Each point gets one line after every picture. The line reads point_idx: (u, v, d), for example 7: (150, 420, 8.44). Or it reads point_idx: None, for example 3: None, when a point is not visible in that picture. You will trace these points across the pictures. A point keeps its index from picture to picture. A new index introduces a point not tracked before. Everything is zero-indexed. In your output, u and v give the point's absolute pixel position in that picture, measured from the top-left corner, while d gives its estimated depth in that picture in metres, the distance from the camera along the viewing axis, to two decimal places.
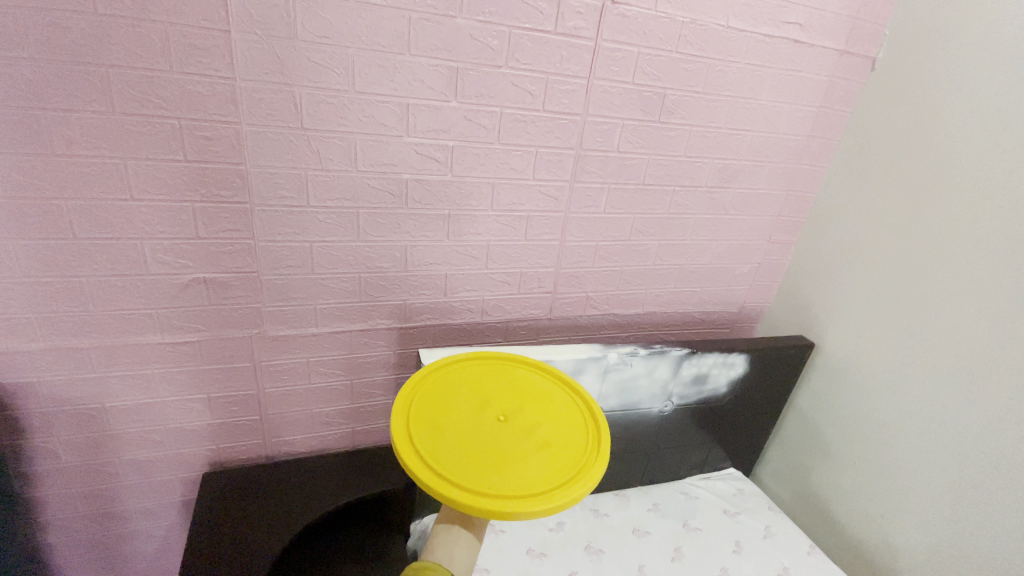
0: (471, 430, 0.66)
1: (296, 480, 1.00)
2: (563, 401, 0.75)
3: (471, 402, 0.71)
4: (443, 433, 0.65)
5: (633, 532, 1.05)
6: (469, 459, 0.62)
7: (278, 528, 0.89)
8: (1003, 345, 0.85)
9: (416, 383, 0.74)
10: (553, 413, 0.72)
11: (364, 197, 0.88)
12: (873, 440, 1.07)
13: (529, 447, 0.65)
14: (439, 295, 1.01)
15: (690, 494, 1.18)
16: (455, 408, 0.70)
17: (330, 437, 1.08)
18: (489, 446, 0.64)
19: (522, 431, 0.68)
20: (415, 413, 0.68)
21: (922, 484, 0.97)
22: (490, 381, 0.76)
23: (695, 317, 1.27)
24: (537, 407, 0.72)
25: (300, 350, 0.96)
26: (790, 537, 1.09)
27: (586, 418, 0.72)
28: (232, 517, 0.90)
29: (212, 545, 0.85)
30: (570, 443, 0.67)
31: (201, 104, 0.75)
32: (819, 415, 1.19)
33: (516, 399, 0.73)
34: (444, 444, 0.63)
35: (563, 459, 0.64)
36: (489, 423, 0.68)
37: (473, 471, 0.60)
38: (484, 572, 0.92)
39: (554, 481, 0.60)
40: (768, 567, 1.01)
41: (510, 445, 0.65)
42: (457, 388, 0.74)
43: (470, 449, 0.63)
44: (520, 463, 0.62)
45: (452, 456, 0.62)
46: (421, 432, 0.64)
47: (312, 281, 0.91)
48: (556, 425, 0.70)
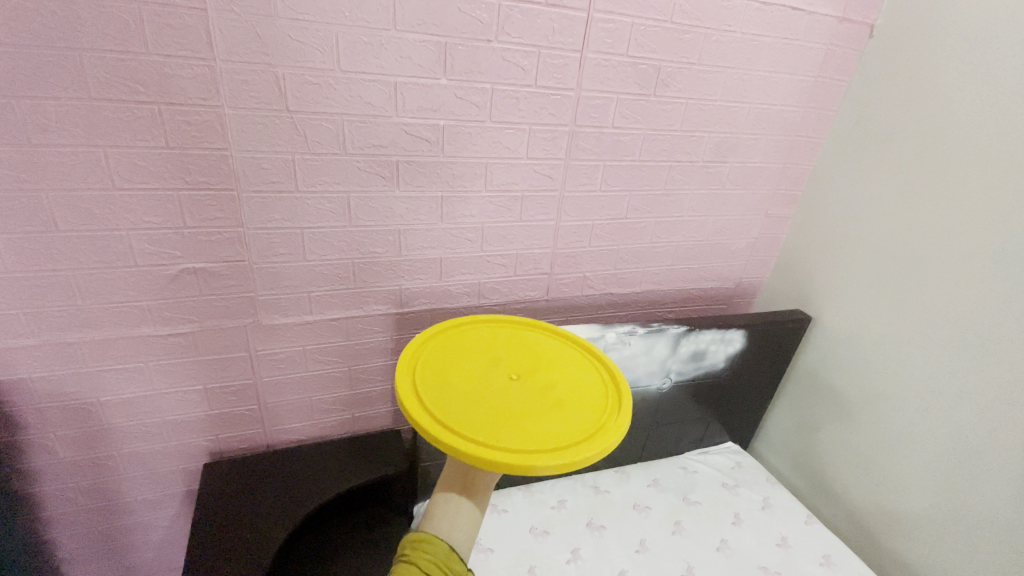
0: (487, 393, 0.67)
1: (299, 467, 1.00)
2: (581, 366, 0.76)
3: (483, 365, 0.73)
4: (455, 391, 0.66)
5: (634, 508, 1.07)
6: (484, 416, 0.63)
7: (281, 516, 0.90)
8: (999, 311, 0.86)
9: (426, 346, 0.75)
10: (570, 375, 0.73)
11: (354, 180, 0.86)
12: (869, 410, 1.08)
13: (545, 407, 0.66)
14: (434, 279, 1.00)
15: (690, 468, 1.20)
16: (466, 370, 0.71)
17: (330, 423, 1.08)
18: (503, 404, 0.65)
19: (537, 392, 0.69)
20: (424, 372, 0.69)
21: (918, 451, 0.99)
22: (503, 346, 0.77)
23: (692, 294, 1.27)
24: (552, 372, 0.73)
25: (296, 338, 0.95)
26: (787, 507, 1.11)
27: (605, 381, 0.73)
28: (235, 508, 0.90)
29: (216, 538, 0.85)
30: (589, 402, 0.68)
31: (181, 89, 0.73)
32: (816, 387, 1.20)
33: (527, 362, 0.74)
34: (456, 402, 0.64)
35: (581, 417, 0.65)
36: (504, 386, 0.68)
37: (494, 429, 0.61)
38: (488, 551, 0.93)
39: (578, 437, 0.61)
40: (766, 536, 1.04)
41: (525, 405, 0.66)
42: (468, 353, 0.75)
43: (487, 410, 0.64)
44: (536, 422, 0.63)
45: (467, 413, 0.63)
46: (436, 396, 0.64)
47: (305, 268, 0.90)
48: (573, 386, 0.71)
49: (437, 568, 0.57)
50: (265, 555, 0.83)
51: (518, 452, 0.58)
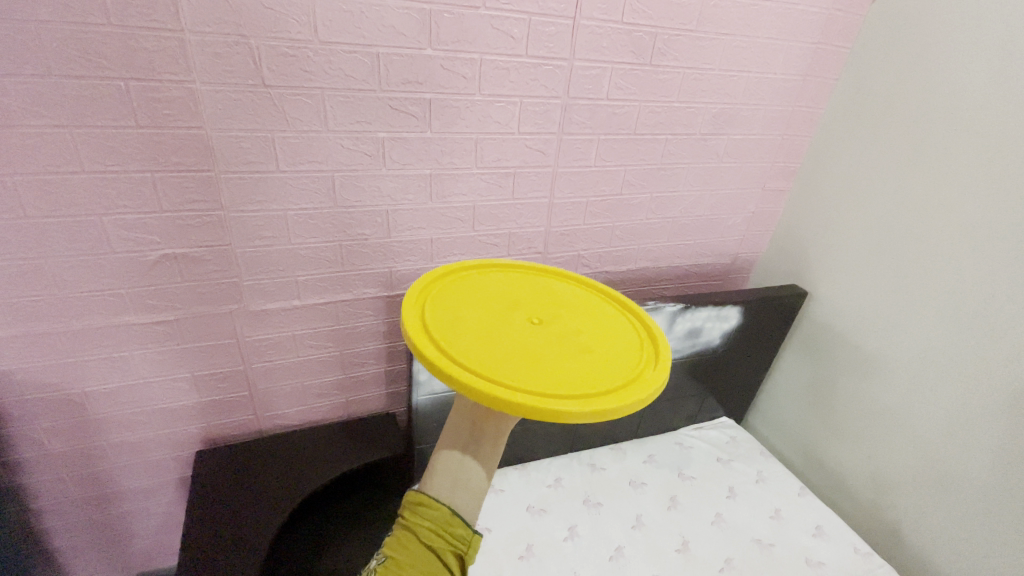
0: (513, 340, 0.65)
1: (291, 453, 1.00)
2: (609, 316, 0.75)
3: (507, 312, 0.71)
4: (481, 335, 0.64)
5: (629, 484, 1.07)
6: (513, 359, 0.61)
7: (276, 501, 0.90)
8: (993, 284, 0.85)
9: (444, 293, 0.73)
10: (592, 323, 0.72)
11: (338, 159, 0.82)
12: (862, 384, 1.09)
13: (574, 352, 0.65)
14: (425, 261, 0.97)
15: (685, 444, 1.20)
16: (486, 320, 0.68)
17: (324, 408, 1.06)
18: (533, 348, 0.64)
19: (566, 339, 0.67)
20: (445, 317, 0.67)
21: (909, 423, 1.00)
22: (519, 296, 0.75)
23: (688, 270, 1.25)
24: (573, 319, 0.72)
25: (285, 323, 0.93)
26: (781, 479, 1.13)
27: (635, 332, 0.72)
28: (228, 496, 0.90)
29: (211, 525, 0.85)
30: (616, 348, 0.68)
31: (149, 63, 0.68)
32: (810, 361, 1.21)
33: (548, 311, 0.73)
34: (484, 348, 0.62)
35: (615, 363, 0.64)
36: (529, 333, 0.67)
37: (528, 375, 0.59)
38: (486, 531, 0.94)
39: (615, 382, 0.61)
40: (760, 509, 1.05)
41: (553, 352, 0.64)
42: (489, 301, 0.73)
43: (515, 356, 0.62)
44: (569, 366, 0.62)
45: (495, 357, 0.61)
46: (462, 345, 0.62)
47: (291, 251, 0.87)
48: (597, 334, 0.70)
49: (437, 534, 0.58)
50: (262, 541, 0.83)
51: (556, 397, 0.56)
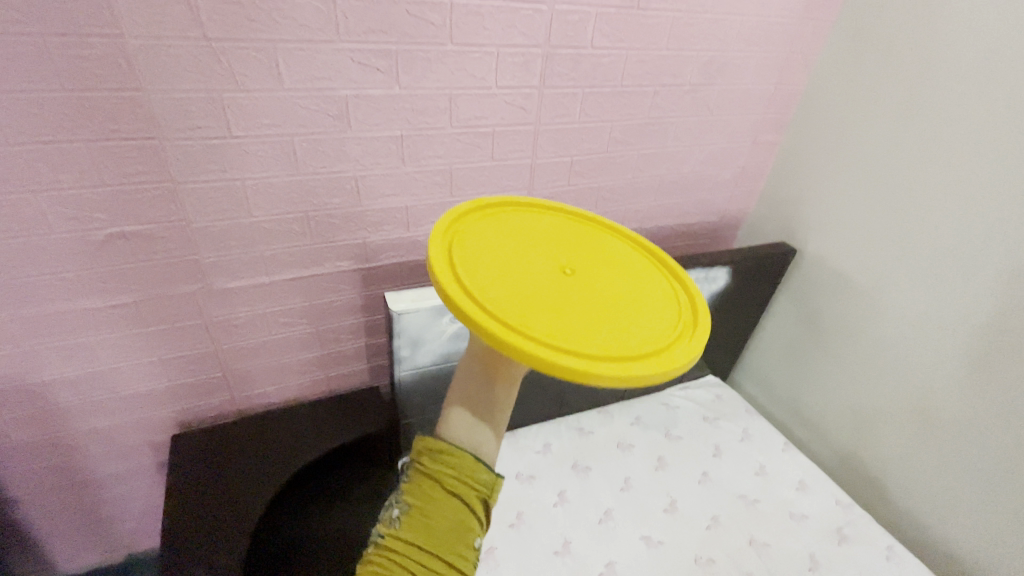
0: (545, 288, 0.60)
1: (272, 431, 0.96)
2: (651, 277, 0.69)
3: (539, 255, 0.66)
4: (510, 281, 0.59)
5: (618, 447, 1.08)
6: (532, 302, 0.57)
7: (260, 483, 0.87)
8: (988, 240, 0.84)
9: (475, 229, 0.67)
10: (627, 276, 0.67)
11: (298, 121, 0.75)
12: (849, 341, 1.09)
13: (610, 309, 0.60)
14: (401, 230, 0.91)
15: (671, 404, 1.20)
16: (515, 264, 0.63)
17: (304, 385, 1.03)
18: (556, 295, 0.60)
19: (602, 294, 0.62)
20: (472, 247, 0.63)
21: (895, 378, 1.01)
22: (551, 240, 0.69)
23: (676, 230, 1.21)
24: (609, 270, 0.67)
25: (254, 301, 0.88)
26: (765, 435, 1.14)
27: (676, 298, 0.66)
28: (210, 480, 0.87)
29: (194, 511, 0.82)
30: (653, 308, 0.63)
31: (65, 13, 0.59)
32: (797, 319, 1.20)
33: (582, 259, 0.68)
34: (514, 295, 0.57)
35: (652, 322, 0.61)
36: (562, 283, 0.62)
37: (559, 330, 0.54)
38: None
39: (651, 346, 0.57)
40: (746, 466, 1.07)
41: (587, 306, 0.59)
42: (522, 241, 0.67)
43: (548, 307, 0.57)
44: (605, 322, 0.58)
45: (525, 304, 0.56)
46: (490, 289, 0.57)
47: (253, 224, 0.80)
48: (632, 289, 0.66)
49: (460, 482, 0.54)
50: (247, 525, 0.81)
51: (590, 358, 0.52)
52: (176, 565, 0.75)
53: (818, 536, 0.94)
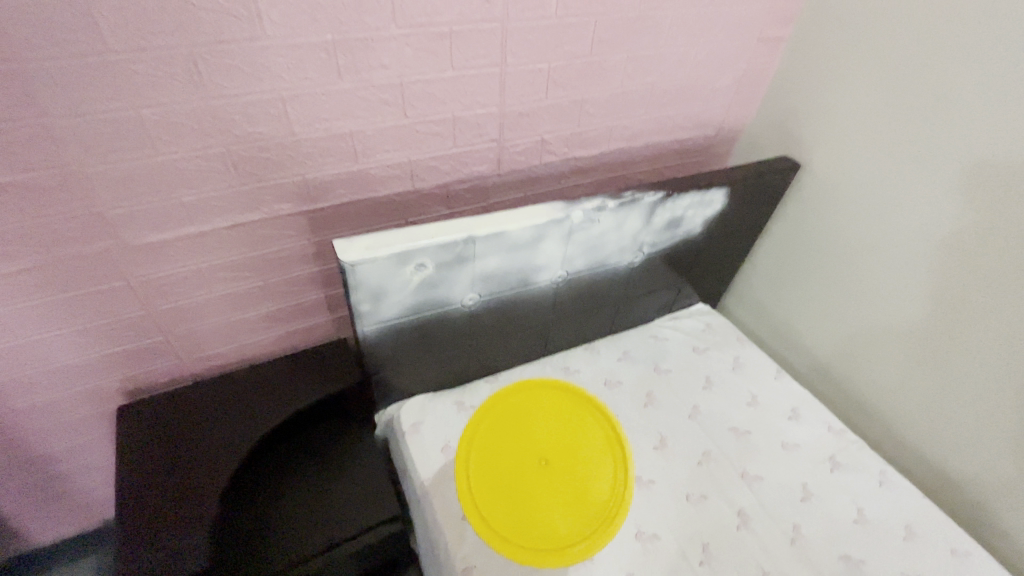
0: (521, 483, 0.81)
1: (227, 396, 0.86)
2: (605, 453, 0.86)
3: (523, 450, 0.85)
4: (499, 484, 0.81)
5: (606, 386, 1.01)
6: (506, 500, 0.79)
7: (219, 455, 0.78)
8: (1014, 146, 0.74)
9: (479, 430, 0.86)
10: (587, 453, 0.86)
11: (194, 26, 0.58)
12: (848, 263, 1.01)
13: (564, 479, 0.82)
14: (350, 163, 0.77)
15: (660, 337, 1.13)
16: (506, 460, 0.83)
17: (262, 343, 0.92)
18: (527, 490, 0.81)
19: (564, 471, 0.83)
20: (475, 457, 0.83)
21: (894, 303, 0.95)
22: (533, 421, 0.88)
23: (669, 148, 1.08)
24: (574, 456, 0.85)
25: (185, 255, 0.75)
26: (756, 363, 1.10)
27: (619, 468, 0.84)
28: (160, 457, 0.77)
29: (145, 493, 0.73)
30: (599, 479, 0.83)
31: None
32: (795, 241, 1.12)
33: (554, 444, 0.86)
34: (501, 504, 0.79)
35: (593, 498, 0.81)
36: (535, 470, 0.83)
37: (524, 521, 0.77)
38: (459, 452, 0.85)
39: (590, 530, 0.78)
40: (736, 398, 1.03)
41: (550, 496, 0.80)
42: (513, 436, 0.86)
43: (522, 508, 0.79)
44: (558, 506, 0.79)
45: (506, 511, 0.78)
46: (485, 500, 0.79)
47: (164, 164, 0.66)
48: (588, 466, 0.84)
49: None
50: (209, 503, 0.73)
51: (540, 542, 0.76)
52: (131, 553, 0.67)
53: (810, 465, 0.92)
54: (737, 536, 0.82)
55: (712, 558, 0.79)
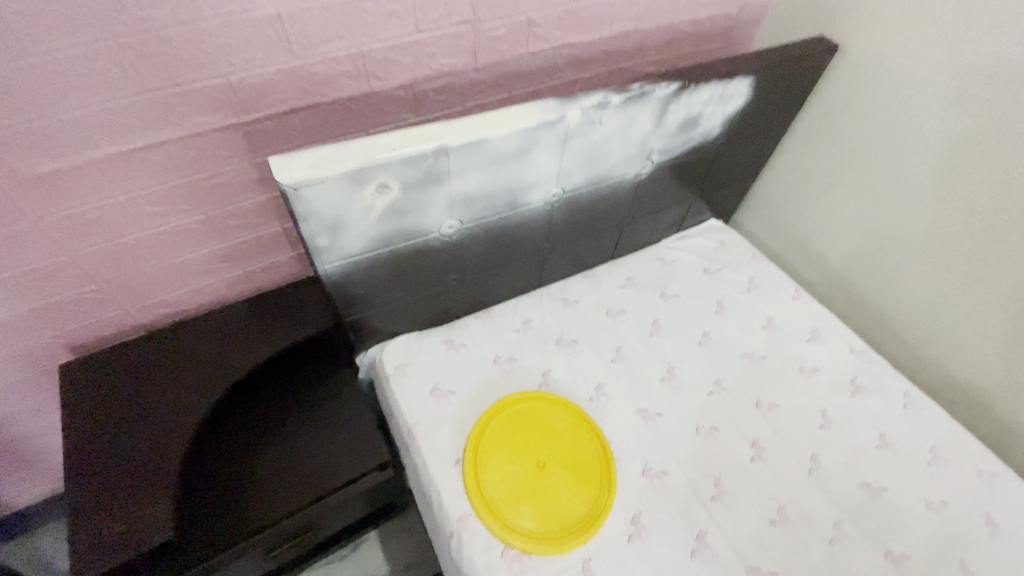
0: (523, 474, 0.70)
1: (179, 352, 0.76)
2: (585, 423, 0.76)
3: (513, 439, 0.73)
4: (501, 478, 0.70)
5: (607, 315, 0.90)
6: (512, 494, 0.68)
7: (176, 417, 0.70)
8: None
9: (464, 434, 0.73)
10: (570, 425, 0.75)
11: None
12: (887, 165, 0.88)
13: (559, 455, 0.73)
14: (285, 60, 0.61)
15: (668, 259, 1.01)
16: (500, 454, 0.71)
17: (218, 287, 0.81)
18: (528, 484, 0.70)
19: (556, 447, 0.73)
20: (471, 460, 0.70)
21: (935, 208, 0.84)
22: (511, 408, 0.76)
23: (682, 32, 0.89)
24: (558, 432, 0.75)
25: (97, 187, 0.62)
26: (773, 284, 1.00)
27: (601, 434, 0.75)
28: (108, 422, 0.69)
29: (93, 463, 0.65)
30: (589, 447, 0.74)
31: None
32: (823, 143, 0.97)
33: (536, 424, 0.75)
34: (511, 501, 0.68)
35: (592, 465, 0.72)
36: (532, 457, 0.72)
37: (538, 511, 0.67)
38: (450, 396, 0.76)
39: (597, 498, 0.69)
40: (751, 321, 0.93)
41: (553, 480, 0.70)
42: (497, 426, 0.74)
43: (529, 499, 0.68)
44: (562, 485, 0.70)
45: (517, 505, 0.68)
46: (498, 502, 0.67)
47: (36, 67, 0.51)
48: (575, 437, 0.74)
49: None
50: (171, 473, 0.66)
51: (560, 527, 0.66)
52: (84, 528, 0.61)
53: (830, 390, 0.85)
54: (751, 468, 0.75)
55: (724, 493, 0.72)
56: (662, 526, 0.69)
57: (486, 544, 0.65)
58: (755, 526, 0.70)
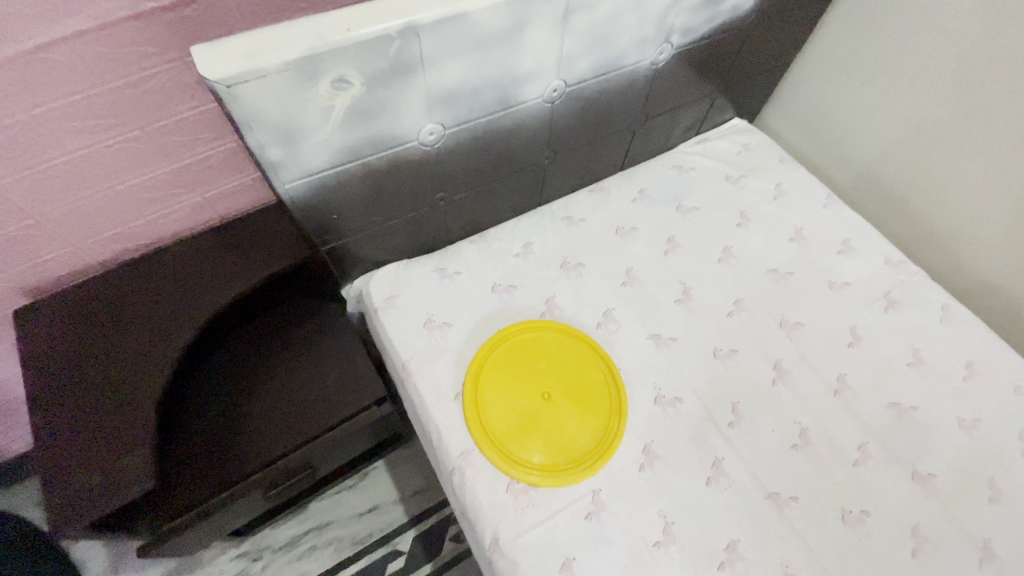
0: (530, 408, 0.66)
1: (140, 295, 0.70)
2: (586, 349, 0.70)
3: (515, 373, 0.67)
4: (508, 413, 0.65)
5: (616, 233, 0.81)
6: (521, 428, 0.64)
7: (144, 364, 0.65)
8: None
9: (463, 369, 0.67)
10: (572, 353, 0.70)
11: None
12: (945, 39, 0.74)
13: (565, 385, 0.67)
14: None
15: (685, 167, 0.89)
16: (505, 388, 0.66)
17: (177, 216, 0.73)
18: (535, 418, 0.65)
19: (560, 376, 0.68)
20: (473, 397, 0.65)
21: (997, 91, 0.71)
22: (509, 339, 0.69)
23: None
24: (559, 361, 0.69)
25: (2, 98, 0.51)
26: (803, 191, 0.89)
27: (604, 359, 0.69)
28: (71, 372, 0.63)
29: (60, 415, 0.61)
30: (594, 374, 0.68)
31: None
32: (868, 16, 0.82)
33: (536, 356, 0.69)
34: (520, 435, 0.63)
35: (598, 392, 0.67)
36: (536, 389, 0.67)
37: (550, 443, 0.63)
38: (446, 328, 0.70)
39: (608, 423, 0.65)
40: (777, 234, 0.84)
41: (561, 411, 0.66)
42: (495, 359, 0.68)
43: (538, 432, 0.64)
44: (571, 414, 0.65)
45: (527, 440, 0.63)
46: (507, 439, 0.63)
47: None
48: (578, 365, 0.69)
49: None
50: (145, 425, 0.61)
51: (574, 456, 0.62)
52: (58, 483, 0.57)
53: (861, 306, 0.78)
54: (772, 392, 0.69)
55: (743, 419, 0.67)
56: (677, 455, 0.64)
57: (490, 480, 0.61)
58: (776, 450, 0.65)
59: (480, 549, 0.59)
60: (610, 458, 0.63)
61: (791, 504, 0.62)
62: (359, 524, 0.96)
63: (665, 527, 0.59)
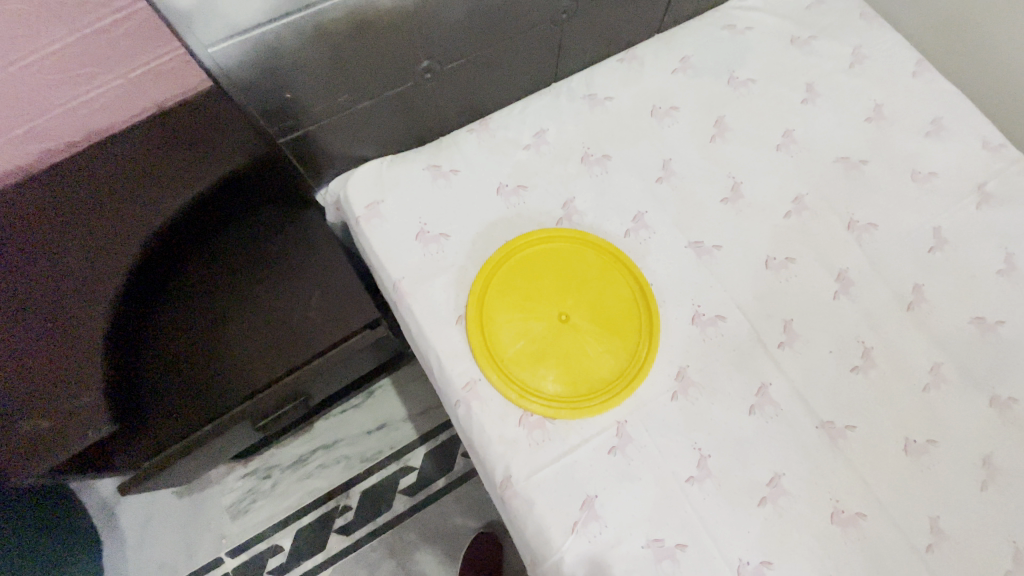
0: (545, 331, 0.56)
1: (70, 220, 0.61)
2: (610, 261, 0.59)
3: (526, 291, 0.57)
4: (519, 339, 0.55)
5: (651, 116, 0.65)
6: (534, 356, 0.55)
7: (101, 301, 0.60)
8: None
9: (465, 288, 0.56)
10: (593, 267, 0.58)
11: None
12: None
13: (585, 304, 0.57)
14: None
15: (740, 27, 0.70)
16: (514, 310, 0.56)
17: (99, 104, 0.62)
18: (550, 343, 0.55)
19: (579, 293, 0.57)
20: (477, 321, 0.55)
21: None
22: (518, 252, 0.58)
23: None
24: (578, 276, 0.58)
25: None
26: (888, 55, 0.70)
27: (630, 273, 0.58)
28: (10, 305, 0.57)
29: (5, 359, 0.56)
30: (620, 291, 0.58)
31: None
32: None
33: (551, 271, 0.58)
34: (534, 363, 0.54)
35: (623, 311, 0.57)
36: (552, 309, 0.56)
37: (569, 371, 0.54)
38: (443, 239, 0.58)
39: (634, 346, 0.56)
40: (852, 112, 0.67)
41: (581, 335, 0.56)
42: (502, 276, 0.57)
43: (554, 359, 0.55)
44: (593, 338, 0.56)
45: (542, 368, 0.54)
46: (518, 367, 0.54)
47: None
48: (600, 280, 0.58)
49: None
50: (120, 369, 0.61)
51: (597, 384, 0.54)
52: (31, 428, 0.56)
53: (948, 202, 0.64)
54: (833, 307, 0.59)
55: (797, 338, 0.57)
56: (717, 382, 0.55)
57: (500, 413, 0.53)
58: (833, 373, 0.56)
59: (491, 486, 0.53)
60: (638, 386, 0.54)
61: (847, 435, 0.54)
62: (367, 442, 0.94)
63: (700, 461, 0.52)
